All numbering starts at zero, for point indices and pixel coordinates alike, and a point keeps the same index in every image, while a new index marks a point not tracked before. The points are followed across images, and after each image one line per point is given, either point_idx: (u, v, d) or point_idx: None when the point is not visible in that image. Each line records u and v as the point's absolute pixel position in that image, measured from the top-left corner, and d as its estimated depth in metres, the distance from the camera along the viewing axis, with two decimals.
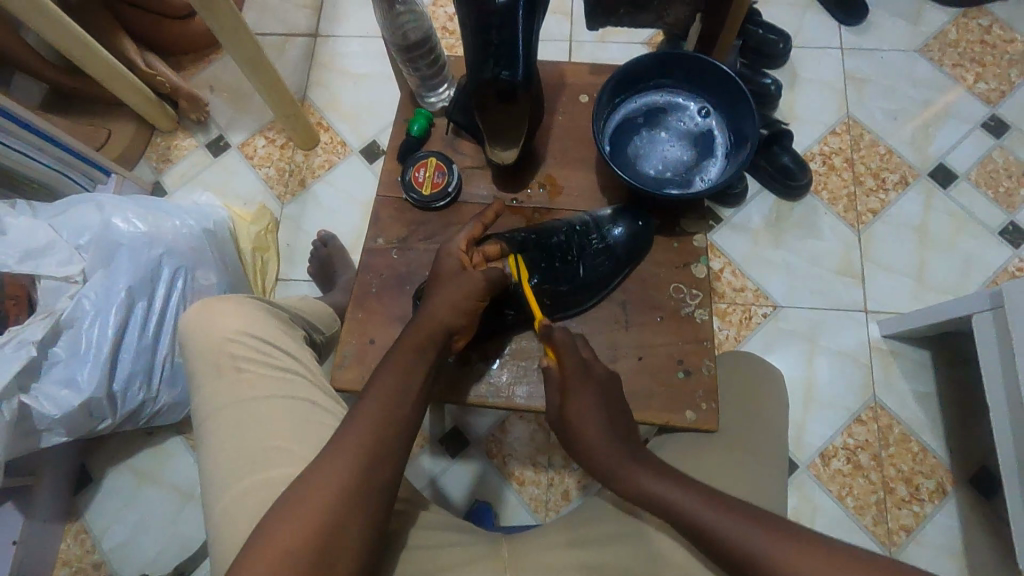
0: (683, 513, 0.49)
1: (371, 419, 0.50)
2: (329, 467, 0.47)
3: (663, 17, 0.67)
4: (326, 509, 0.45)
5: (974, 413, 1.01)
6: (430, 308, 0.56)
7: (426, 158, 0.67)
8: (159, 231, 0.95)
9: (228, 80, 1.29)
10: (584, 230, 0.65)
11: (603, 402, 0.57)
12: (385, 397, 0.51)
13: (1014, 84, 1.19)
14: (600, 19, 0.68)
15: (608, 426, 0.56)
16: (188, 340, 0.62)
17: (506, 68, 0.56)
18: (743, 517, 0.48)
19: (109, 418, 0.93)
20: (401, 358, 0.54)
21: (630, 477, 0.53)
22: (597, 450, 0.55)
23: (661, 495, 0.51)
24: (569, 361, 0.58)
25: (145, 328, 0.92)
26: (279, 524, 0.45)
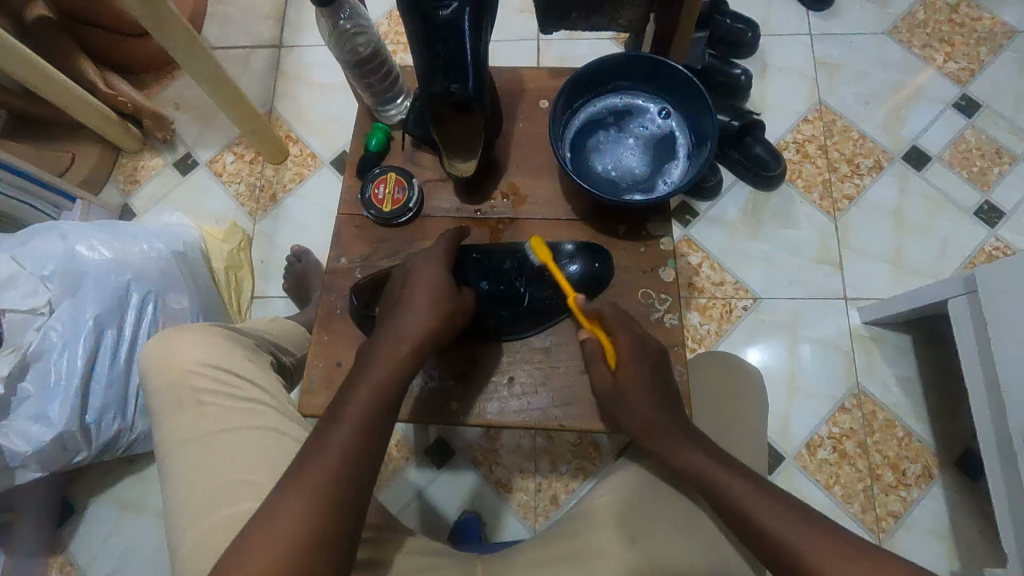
0: (735, 498, 0.50)
1: (339, 452, 0.47)
2: (297, 500, 0.45)
3: (615, 19, 0.65)
4: (304, 519, 0.44)
5: (957, 395, 1.01)
6: (406, 321, 0.53)
7: (386, 173, 0.65)
8: (127, 257, 0.93)
9: (192, 96, 1.27)
10: (539, 260, 0.62)
11: (657, 382, 0.56)
12: (355, 429, 0.49)
13: (984, 62, 1.18)
14: (553, 22, 0.67)
15: (665, 407, 0.55)
16: (149, 374, 0.61)
17: (456, 81, 0.55)
18: (783, 509, 0.49)
19: (84, 450, 0.91)
20: (388, 356, 0.52)
21: (684, 453, 0.53)
22: (646, 425, 0.54)
23: (713, 474, 0.51)
24: (628, 344, 0.56)
25: (115, 358, 0.90)
26: (243, 556, 0.43)
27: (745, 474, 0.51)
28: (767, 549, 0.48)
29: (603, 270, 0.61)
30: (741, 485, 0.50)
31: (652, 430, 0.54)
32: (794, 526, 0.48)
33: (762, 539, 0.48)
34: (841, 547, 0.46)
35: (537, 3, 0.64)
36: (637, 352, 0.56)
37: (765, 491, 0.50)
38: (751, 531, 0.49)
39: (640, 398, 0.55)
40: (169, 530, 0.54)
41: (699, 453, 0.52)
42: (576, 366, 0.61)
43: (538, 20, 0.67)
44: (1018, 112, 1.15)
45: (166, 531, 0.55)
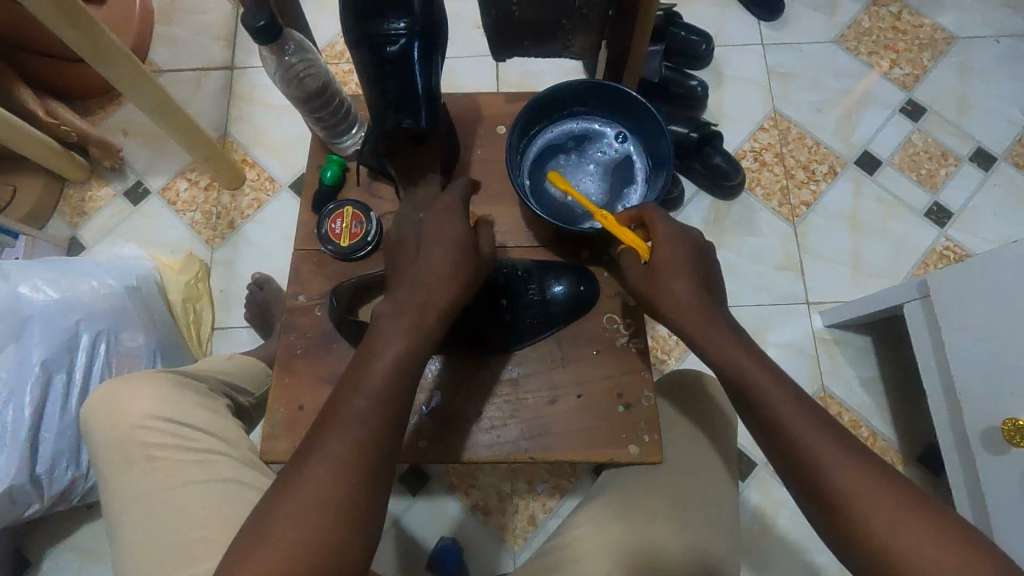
0: (774, 410, 0.50)
1: (364, 411, 0.46)
2: (333, 453, 0.45)
3: (569, 46, 0.65)
4: (336, 480, 0.44)
5: (917, 393, 1.04)
6: (429, 275, 0.51)
7: (342, 207, 0.64)
8: (75, 295, 0.89)
9: (141, 122, 1.22)
10: (525, 276, 0.62)
11: (700, 283, 0.55)
12: (384, 383, 0.47)
13: (927, 68, 1.23)
14: (506, 50, 0.66)
15: (708, 303, 0.54)
16: (93, 431, 0.58)
17: (408, 116, 0.53)
18: (818, 426, 0.49)
19: (36, 503, 0.86)
20: (398, 327, 0.50)
21: (727, 356, 0.53)
22: (689, 320, 0.54)
23: (756, 380, 0.51)
24: (665, 240, 0.55)
25: (66, 403, 0.86)
26: (289, 500, 0.44)
27: (785, 382, 0.51)
28: (796, 465, 0.49)
29: (586, 300, 0.61)
30: (783, 396, 0.50)
31: (693, 326, 0.54)
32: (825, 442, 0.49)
33: (795, 453, 0.49)
34: (863, 467, 0.48)
35: (488, 30, 0.63)
36: (682, 259, 0.55)
37: (802, 404, 0.50)
38: (782, 441, 0.50)
39: (684, 302, 0.54)
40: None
41: (742, 356, 0.52)
42: (544, 397, 0.60)
43: (491, 51, 0.67)
44: (961, 115, 1.19)
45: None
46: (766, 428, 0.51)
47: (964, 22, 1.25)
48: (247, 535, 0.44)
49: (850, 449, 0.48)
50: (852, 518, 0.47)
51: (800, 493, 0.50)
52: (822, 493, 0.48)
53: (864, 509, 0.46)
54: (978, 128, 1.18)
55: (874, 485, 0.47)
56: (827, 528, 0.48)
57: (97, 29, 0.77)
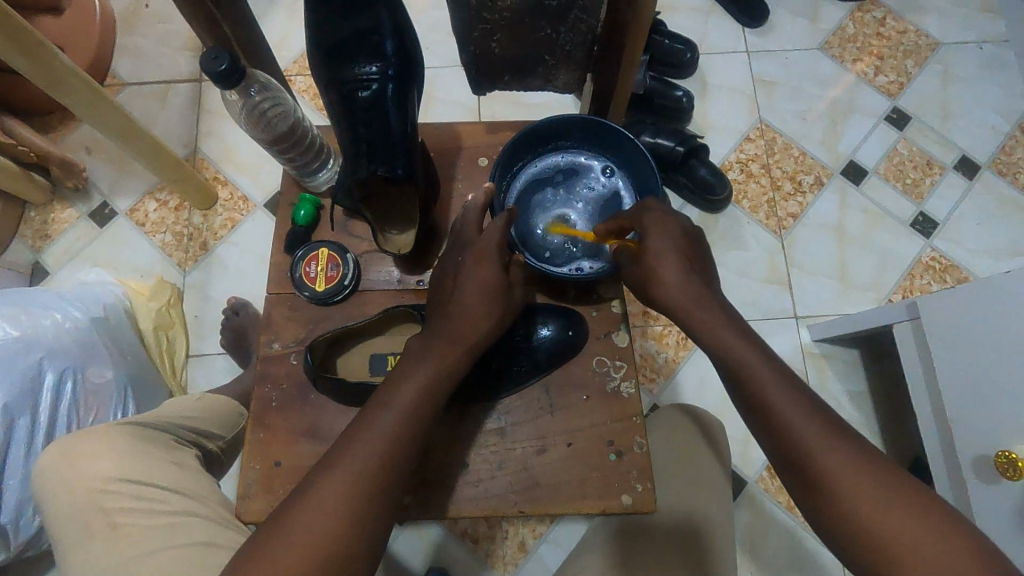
0: (761, 388, 0.49)
1: (387, 434, 0.48)
2: (348, 470, 0.46)
3: (552, 81, 0.61)
4: (348, 496, 0.45)
5: (904, 406, 1.04)
6: (464, 307, 0.53)
7: (316, 249, 0.60)
8: (36, 332, 0.85)
9: (104, 139, 1.17)
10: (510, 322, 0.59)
11: (693, 269, 0.55)
12: (410, 409, 0.49)
13: (911, 74, 1.22)
14: (485, 85, 0.62)
15: (699, 287, 0.54)
16: (51, 498, 0.54)
17: (382, 164, 0.49)
18: (808, 410, 0.47)
19: (3, 552, 0.82)
20: (429, 361, 0.51)
21: (716, 335, 0.52)
22: (680, 301, 0.53)
23: (747, 361, 0.50)
24: (651, 229, 0.55)
25: (31, 448, 0.81)
26: (295, 516, 0.44)
27: (776, 365, 0.50)
28: (784, 447, 0.47)
29: (570, 349, 0.59)
30: (773, 378, 0.49)
31: (683, 307, 0.53)
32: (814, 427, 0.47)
33: (781, 435, 0.48)
34: (853, 454, 0.45)
35: (466, 65, 0.59)
36: (667, 242, 0.55)
37: (792, 387, 0.49)
38: (770, 422, 0.48)
39: (671, 279, 0.54)
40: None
41: (732, 336, 0.51)
42: (532, 447, 0.57)
43: (469, 86, 0.63)
44: (945, 123, 1.19)
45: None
46: (755, 410, 0.49)
47: (946, 27, 1.24)
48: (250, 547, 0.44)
49: (841, 436, 0.46)
50: (835, 504, 0.44)
51: (788, 478, 0.48)
52: (808, 477, 0.46)
53: (846, 490, 0.44)
54: (962, 136, 1.18)
55: (861, 470, 0.44)
56: (813, 516, 0.46)
57: (48, 54, 0.72)
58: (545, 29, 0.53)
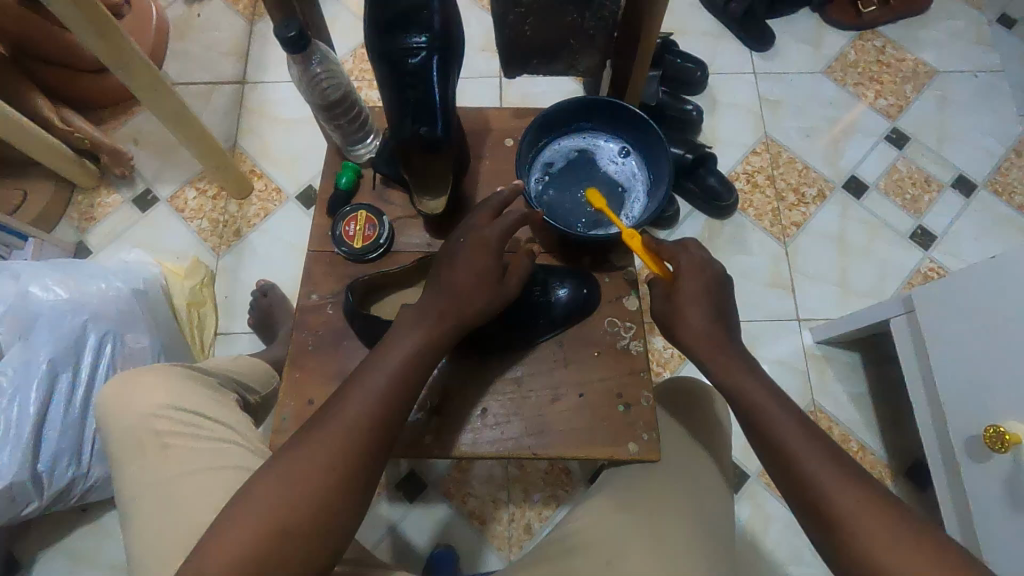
0: (772, 425, 0.53)
1: (374, 393, 0.51)
2: (336, 426, 0.49)
3: (574, 65, 0.68)
4: (338, 450, 0.48)
5: (904, 409, 1.07)
6: (456, 284, 0.55)
7: (356, 211, 0.66)
8: (84, 296, 0.91)
9: (152, 132, 1.25)
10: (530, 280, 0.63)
11: (714, 309, 0.58)
12: (397, 371, 0.52)
13: (910, 99, 1.29)
14: (515, 68, 0.70)
15: (721, 331, 0.58)
16: (108, 420, 0.59)
17: (425, 124, 0.57)
18: (821, 449, 0.51)
19: (36, 501, 0.85)
20: (418, 335, 0.54)
21: (733, 379, 0.56)
22: (700, 340, 0.57)
23: (761, 403, 0.54)
24: (686, 269, 0.59)
25: (70, 402, 0.87)
26: (287, 465, 0.48)
27: (789, 408, 0.54)
28: (794, 484, 0.51)
29: (578, 312, 0.64)
30: (785, 419, 0.53)
31: (704, 350, 0.57)
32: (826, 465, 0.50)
33: (794, 473, 0.51)
34: (861, 490, 0.49)
35: (500, 47, 0.67)
36: (699, 281, 0.59)
37: (805, 427, 0.53)
38: (781, 460, 0.52)
39: (696, 319, 0.58)
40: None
41: (748, 380, 0.56)
42: (546, 396, 0.62)
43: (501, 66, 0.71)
44: (942, 144, 1.25)
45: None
46: (768, 448, 0.53)
47: (943, 57, 1.32)
48: (247, 487, 0.48)
49: (852, 472, 0.50)
50: (845, 538, 0.48)
51: (799, 512, 0.52)
52: (817, 509, 0.50)
53: (856, 524, 0.47)
54: (958, 157, 1.24)
55: (871, 509, 0.48)
56: (826, 549, 0.49)
57: (119, 37, 0.81)
58: (571, 15, 0.60)
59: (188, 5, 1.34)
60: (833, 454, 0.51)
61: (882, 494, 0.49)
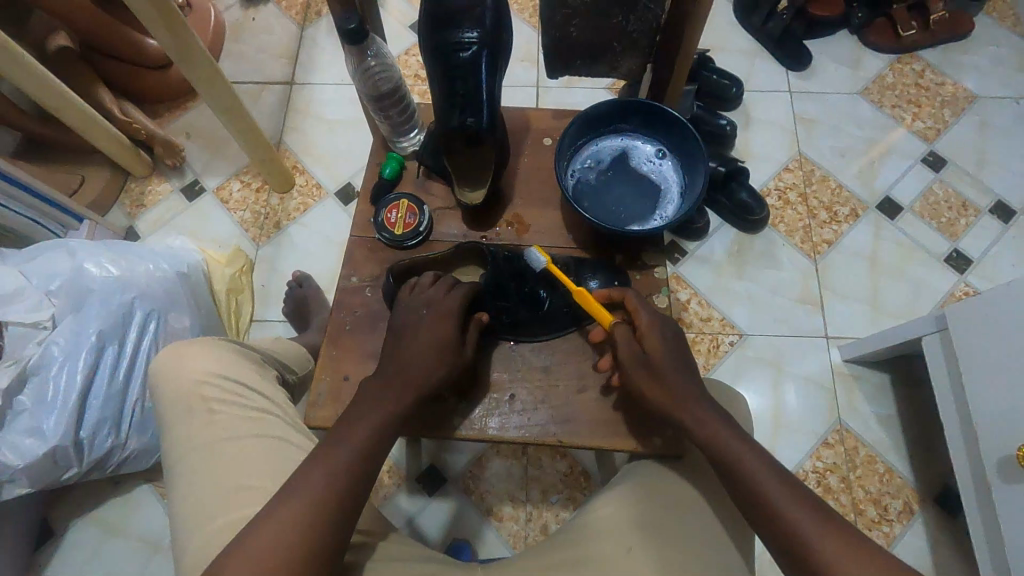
0: (751, 478, 0.51)
1: (347, 454, 0.51)
2: (311, 483, 0.48)
3: (616, 67, 0.70)
4: (314, 507, 0.47)
5: (935, 434, 1.05)
6: (408, 363, 0.57)
7: (398, 200, 0.69)
8: (132, 275, 0.95)
9: (204, 126, 1.31)
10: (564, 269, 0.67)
11: (677, 360, 0.58)
12: (365, 442, 0.52)
13: (948, 122, 1.28)
14: (558, 69, 0.72)
15: (693, 386, 0.57)
16: (159, 386, 0.63)
17: (472, 115, 0.59)
18: (800, 500, 0.50)
19: (75, 467, 0.89)
20: (378, 410, 0.54)
21: (709, 431, 0.54)
22: (673, 396, 0.56)
23: (735, 453, 0.52)
24: (652, 326, 0.60)
25: (115, 374, 0.90)
26: (266, 519, 0.46)
27: (766, 459, 0.52)
28: (779, 539, 0.49)
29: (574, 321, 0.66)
30: (762, 471, 0.51)
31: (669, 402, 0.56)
32: (809, 517, 0.49)
33: (779, 528, 0.49)
34: (847, 543, 0.47)
35: (545, 47, 0.69)
36: (664, 336, 0.59)
37: (784, 479, 0.51)
38: (763, 515, 0.50)
39: (671, 372, 0.57)
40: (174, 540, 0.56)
41: (718, 433, 0.54)
42: (574, 386, 0.65)
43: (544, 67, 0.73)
44: (981, 168, 1.24)
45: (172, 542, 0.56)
46: (748, 502, 0.51)
47: (984, 82, 1.31)
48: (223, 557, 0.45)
49: (836, 523, 0.48)
50: None
51: (786, 566, 0.50)
52: (806, 564, 0.47)
53: None
54: (997, 182, 1.23)
55: (858, 561, 0.46)
56: None
57: (184, 30, 0.86)
58: (617, 17, 0.62)
59: (244, 9, 1.42)
60: (809, 499, 0.50)
61: (867, 542, 0.48)
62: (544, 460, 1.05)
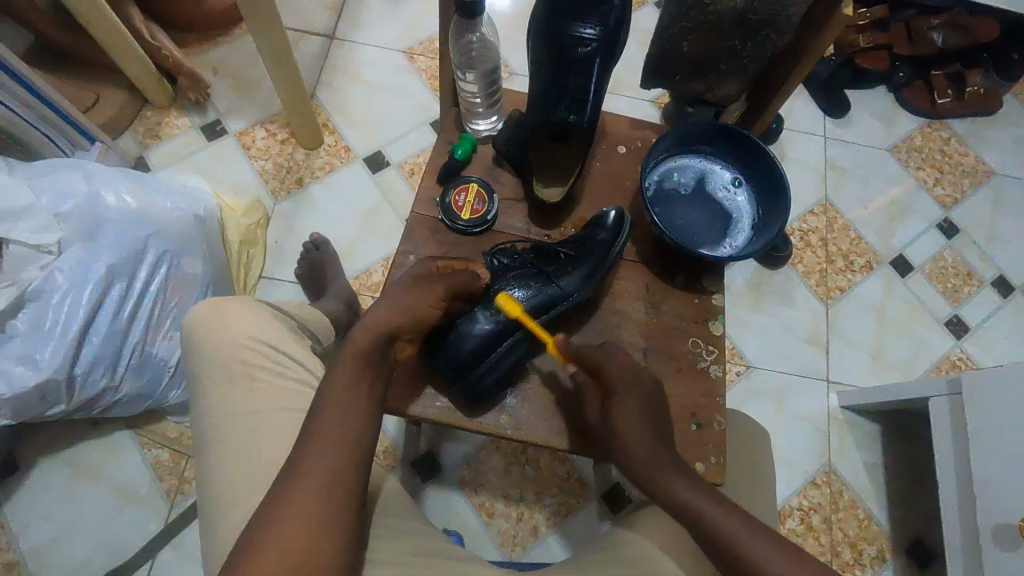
0: (714, 529, 0.48)
1: (330, 419, 0.49)
2: (306, 458, 0.47)
3: (713, 88, 0.81)
4: (318, 474, 0.47)
5: (915, 487, 1.09)
6: (372, 314, 0.55)
7: (468, 183, 0.68)
8: (149, 210, 0.90)
9: (233, 65, 1.25)
10: (583, 243, 0.65)
11: (642, 428, 0.56)
12: (342, 403, 0.50)
13: (966, 193, 1.33)
14: (659, 80, 0.84)
15: (658, 447, 0.55)
16: (193, 343, 0.60)
17: (575, 112, 0.59)
18: (766, 538, 0.47)
19: (62, 403, 0.84)
20: (347, 366, 0.52)
21: (671, 490, 0.52)
22: (637, 464, 0.54)
23: (691, 502, 0.51)
24: (618, 391, 0.58)
25: (118, 313, 0.85)
26: (275, 505, 0.45)
27: (726, 504, 0.50)
28: None
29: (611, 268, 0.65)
30: (722, 513, 0.49)
31: (640, 473, 0.55)
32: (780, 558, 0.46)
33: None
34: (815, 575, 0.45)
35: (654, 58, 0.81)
36: (630, 401, 0.57)
37: (748, 520, 0.49)
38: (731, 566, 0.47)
39: (633, 437, 0.55)
40: (206, 508, 0.54)
41: (678, 483, 0.52)
42: None
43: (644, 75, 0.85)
44: (990, 242, 1.29)
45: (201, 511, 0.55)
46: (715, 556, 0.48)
47: (1003, 159, 1.37)
48: (240, 546, 0.44)
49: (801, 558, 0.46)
50: None
51: None
52: None
53: None
54: (1003, 257, 1.28)
55: None
56: None
57: None
58: (733, 41, 0.72)
59: None
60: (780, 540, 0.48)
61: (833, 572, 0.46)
62: (542, 461, 1.04)
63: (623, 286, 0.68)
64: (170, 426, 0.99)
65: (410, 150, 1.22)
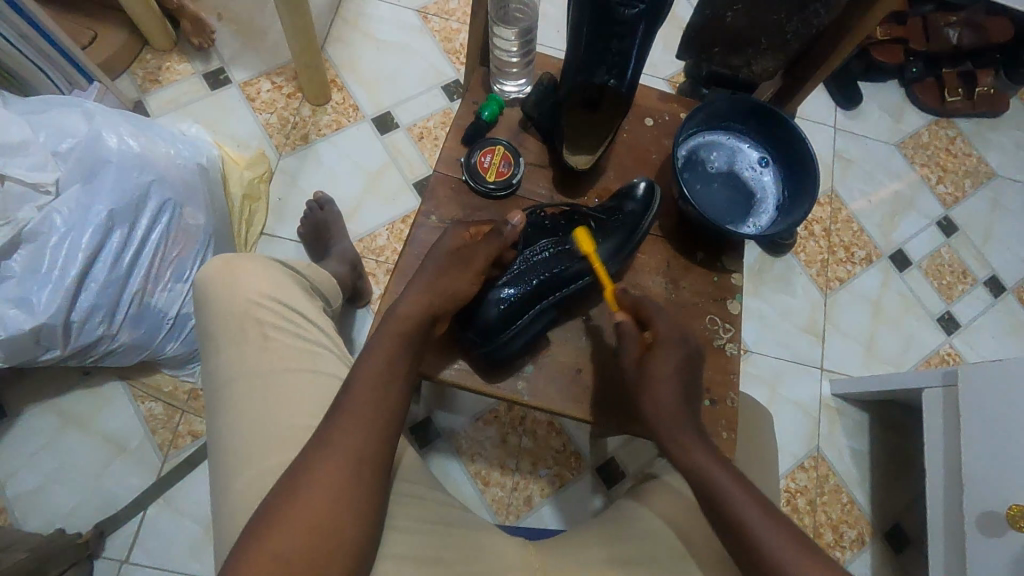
0: (735, 505, 0.51)
1: (364, 397, 0.52)
2: (340, 433, 0.50)
3: (751, 64, 0.85)
4: (349, 450, 0.49)
5: (897, 475, 1.12)
6: (411, 294, 0.57)
7: (494, 145, 0.67)
8: (152, 156, 0.86)
9: (239, 11, 1.20)
10: (614, 213, 0.66)
11: (680, 394, 0.57)
12: (375, 382, 0.53)
13: (967, 192, 1.35)
14: (696, 49, 0.89)
15: (687, 414, 0.57)
16: (207, 296, 0.60)
17: (615, 76, 0.61)
18: (779, 525, 0.50)
19: (57, 349, 0.82)
20: (384, 348, 0.55)
21: (693, 459, 0.54)
22: (674, 422, 0.56)
23: (715, 477, 0.52)
24: (664, 344, 0.58)
25: (117, 261, 0.83)
26: (307, 475, 0.48)
27: (746, 485, 0.52)
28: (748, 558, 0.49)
29: (638, 242, 0.66)
30: (743, 495, 0.51)
31: (667, 422, 0.56)
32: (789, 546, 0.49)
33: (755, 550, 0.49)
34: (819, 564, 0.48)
35: (696, 24, 0.85)
36: (674, 353, 0.58)
37: (765, 506, 0.51)
38: (743, 547, 0.49)
39: (668, 393, 0.57)
40: (218, 465, 0.55)
41: (701, 453, 0.54)
42: None
43: (685, 39, 0.90)
44: (986, 242, 1.31)
45: (212, 468, 0.56)
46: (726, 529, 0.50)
47: (1005, 162, 1.38)
48: (268, 507, 0.47)
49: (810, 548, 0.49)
50: None
51: None
52: None
53: None
54: (997, 258, 1.30)
55: None
56: None
57: None
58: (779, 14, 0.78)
59: None
60: (785, 523, 0.50)
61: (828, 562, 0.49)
62: (539, 433, 1.05)
63: (643, 260, 0.68)
64: (164, 379, 0.97)
65: (420, 112, 1.19)
